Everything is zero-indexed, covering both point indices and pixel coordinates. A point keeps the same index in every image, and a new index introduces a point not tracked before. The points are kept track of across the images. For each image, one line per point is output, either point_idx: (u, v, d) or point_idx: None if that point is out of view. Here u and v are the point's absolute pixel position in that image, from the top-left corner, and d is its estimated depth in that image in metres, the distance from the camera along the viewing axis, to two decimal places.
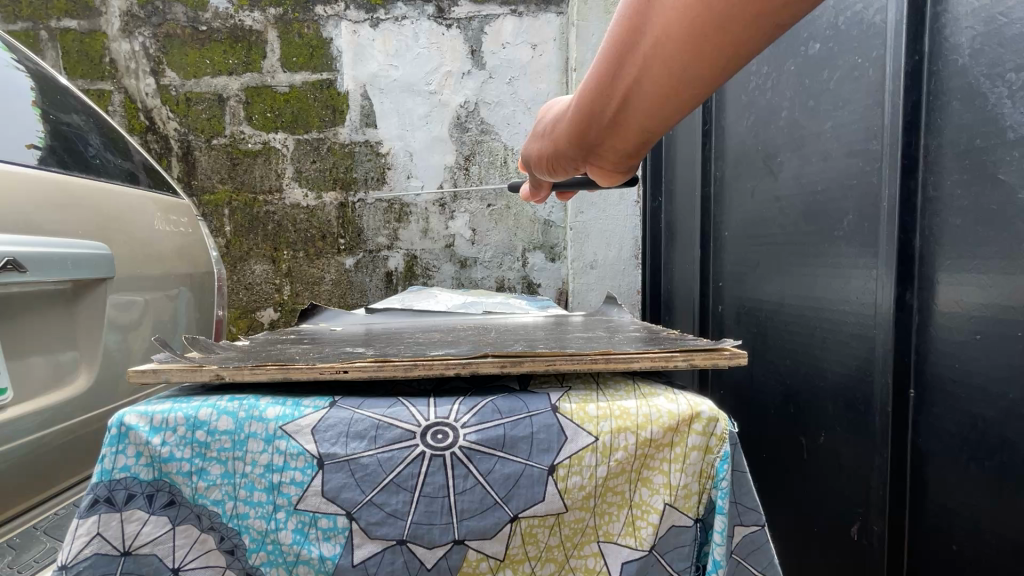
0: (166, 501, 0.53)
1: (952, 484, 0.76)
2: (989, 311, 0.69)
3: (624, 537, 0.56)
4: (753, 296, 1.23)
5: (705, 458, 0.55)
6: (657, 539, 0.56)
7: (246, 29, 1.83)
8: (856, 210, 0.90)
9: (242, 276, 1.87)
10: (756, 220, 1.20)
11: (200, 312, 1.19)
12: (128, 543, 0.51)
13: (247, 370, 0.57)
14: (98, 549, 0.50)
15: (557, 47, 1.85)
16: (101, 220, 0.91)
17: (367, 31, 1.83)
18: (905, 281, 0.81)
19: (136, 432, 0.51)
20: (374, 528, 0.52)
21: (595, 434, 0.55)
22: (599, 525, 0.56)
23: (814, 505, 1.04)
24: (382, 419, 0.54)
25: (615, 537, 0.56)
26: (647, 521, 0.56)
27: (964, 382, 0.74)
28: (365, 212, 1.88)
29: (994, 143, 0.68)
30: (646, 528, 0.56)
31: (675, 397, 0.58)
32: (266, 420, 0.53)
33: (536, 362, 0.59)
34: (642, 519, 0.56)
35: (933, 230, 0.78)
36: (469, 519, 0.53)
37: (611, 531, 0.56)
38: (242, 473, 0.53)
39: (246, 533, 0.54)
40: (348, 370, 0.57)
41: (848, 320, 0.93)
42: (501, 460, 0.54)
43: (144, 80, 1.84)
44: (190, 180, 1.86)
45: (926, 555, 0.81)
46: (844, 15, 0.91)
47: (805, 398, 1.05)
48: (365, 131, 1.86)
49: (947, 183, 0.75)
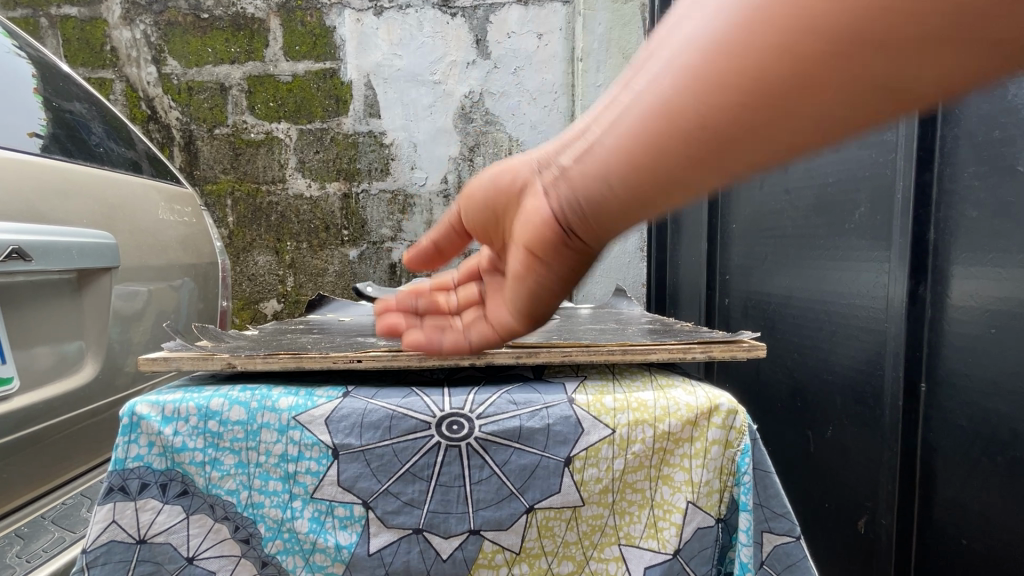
0: (179, 490, 0.52)
1: (963, 478, 0.76)
2: (1005, 304, 0.68)
3: (647, 539, 0.55)
4: (761, 289, 1.22)
5: (725, 453, 0.55)
6: (681, 542, 0.54)
7: (249, 17, 1.82)
8: (869, 202, 0.89)
9: (245, 267, 1.86)
10: (765, 212, 1.19)
11: (204, 303, 1.19)
12: (142, 531, 0.51)
13: (259, 360, 0.56)
14: (113, 536, 0.50)
15: (563, 37, 1.82)
16: (105, 209, 0.90)
17: (371, 19, 1.81)
18: (918, 275, 0.80)
19: (148, 422, 0.51)
20: (391, 517, 0.52)
21: (612, 426, 0.54)
22: (620, 526, 0.56)
23: (822, 500, 1.04)
24: (396, 410, 0.53)
25: (636, 539, 0.55)
26: (670, 521, 0.55)
27: (977, 376, 0.73)
28: (369, 203, 1.86)
29: (1013, 134, 0.67)
30: (669, 529, 0.55)
31: (693, 389, 0.57)
32: (279, 411, 0.53)
33: (551, 353, 0.58)
34: (664, 520, 0.55)
35: (948, 223, 0.76)
36: (485, 509, 0.53)
37: (632, 533, 0.56)
38: (256, 463, 0.53)
39: (261, 523, 0.53)
40: (362, 360, 0.56)
41: (859, 313, 0.92)
42: (517, 451, 0.53)
43: (146, 68, 1.82)
44: (193, 169, 1.84)
45: (936, 551, 0.81)
46: None
47: (813, 391, 1.04)
48: (368, 121, 1.84)
49: (963, 176, 0.74)
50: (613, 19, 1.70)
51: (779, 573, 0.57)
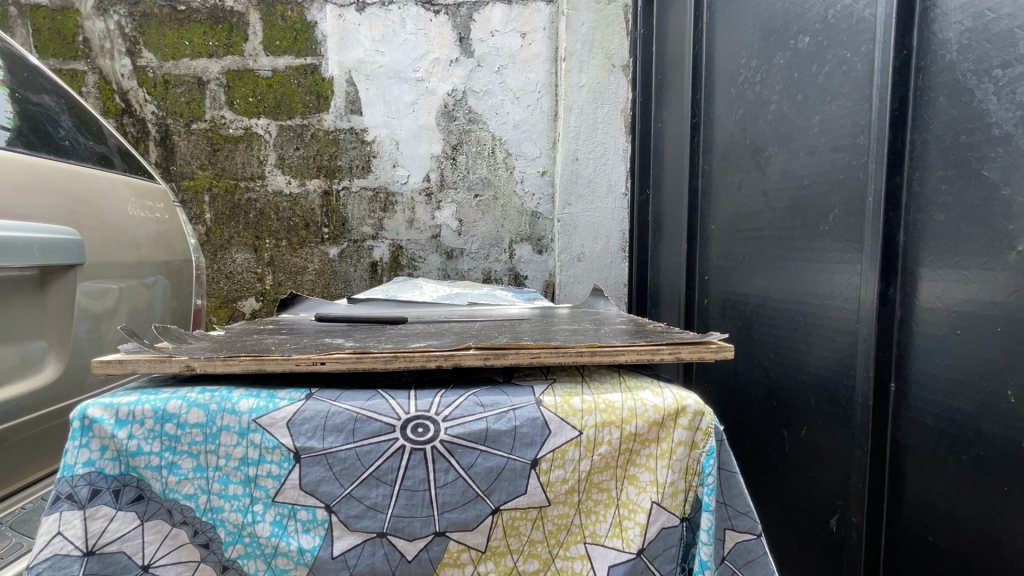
0: (134, 496, 0.52)
1: (928, 476, 0.77)
2: (970, 306, 0.70)
3: (611, 538, 0.55)
4: (738, 289, 1.24)
5: (691, 454, 0.56)
6: (644, 542, 0.55)
7: (227, 10, 1.78)
8: (842, 205, 0.90)
9: (222, 265, 1.83)
10: (743, 214, 1.20)
11: (177, 302, 1.16)
12: (91, 542, 0.50)
13: (219, 361, 0.56)
14: (58, 550, 0.49)
15: (547, 37, 1.82)
16: (71, 205, 0.88)
17: (353, 15, 1.79)
18: (888, 277, 0.81)
19: (101, 425, 0.51)
20: (354, 521, 0.52)
21: (579, 428, 0.54)
22: (586, 524, 0.56)
23: (795, 498, 1.05)
24: (360, 412, 0.53)
25: (601, 538, 0.56)
26: (634, 520, 0.56)
27: (943, 376, 0.74)
28: (349, 201, 1.84)
29: (978, 140, 0.68)
30: (633, 528, 0.55)
31: (661, 390, 0.58)
32: (239, 413, 0.52)
33: (520, 355, 0.58)
34: (629, 519, 0.56)
35: (917, 226, 0.78)
36: (450, 512, 0.53)
37: (598, 531, 0.56)
38: (215, 466, 0.53)
39: (221, 527, 0.53)
40: (325, 362, 0.55)
41: (832, 314, 0.93)
42: (483, 454, 0.53)
43: (120, 61, 1.78)
44: (169, 165, 1.80)
45: (904, 547, 0.82)
46: (834, 8, 0.90)
47: (788, 391, 1.06)
48: (350, 118, 1.82)
49: (932, 179, 0.75)
50: (597, 19, 1.71)
51: (739, 568, 0.57)
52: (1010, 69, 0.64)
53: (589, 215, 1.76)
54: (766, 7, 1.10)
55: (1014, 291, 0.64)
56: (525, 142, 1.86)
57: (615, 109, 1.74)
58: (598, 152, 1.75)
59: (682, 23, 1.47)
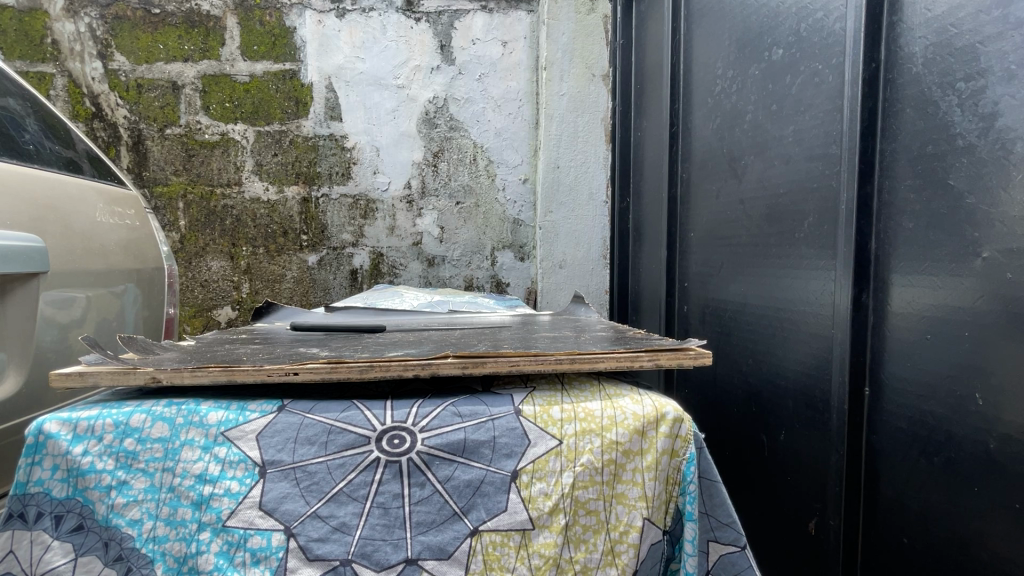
0: (74, 525, 0.51)
1: (902, 479, 0.78)
2: (938, 311, 0.72)
3: (604, 568, 0.54)
4: (718, 296, 1.25)
5: (672, 463, 0.57)
6: (638, 563, 0.55)
7: (204, 14, 1.76)
8: (816, 212, 0.92)
9: (198, 273, 1.78)
10: (721, 221, 1.22)
11: (148, 312, 1.12)
12: (32, 567, 0.49)
13: (187, 373, 0.55)
14: (9, 569, 0.48)
15: (527, 45, 1.84)
16: (34, 210, 0.84)
17: (333, 21, 1.78)
18: (861, 282, 0.83)
19: (56, 441, 0.51)
20: (316, 546, 0.50)
21: (559, 437, 0.55)
22: (576, 558, 0.54)
23: (776, 505, 1.06)
24: (335, 424, 0.53)
25: (593, 570, 0.54)
26: (627, 542, 0.55)
27: (914, 380, 0.76)
28: (330, 208, 1.82)
29: (944, 150, 0.70)
30: (626, 552, 0.55)
31: (640, 398, 0.59)
32: (207, 427, 0.53)
33: (499, 362, 0.58)
34: (621, 543, 0.55)
35: (887, 233, 0.80)
36: (424, 534, 0.52)
37: (589, 564, 0.54)
38: (168, 487, 0.52)
39: (161, 561, 0.50)
40: (298, 372, 0.54)
41: (807, 318, 0.95)
42: (461, 466, 0.54)
43: (91, 64, 1.73)
44: (141, 171, 1.75)
45: (880, 552, 0.82)
46: (806, 22, 0.93)
47: (766, 396, 1.07)
48: (330, 124, 1.80)
49: (901, 188, 0.77)
50: (577, 28, 1.73)
51: None
52: (974, 81, 0.66)
53: (570, 222, 1.78)
54: (741, 19, 1.12)
55: (982, 297, 0.66)
56: (505, 150, 1.86)
57: (595, 118, 1.77)
58: (578, 160, 1.77)
59: (658, 33, 1.50)
